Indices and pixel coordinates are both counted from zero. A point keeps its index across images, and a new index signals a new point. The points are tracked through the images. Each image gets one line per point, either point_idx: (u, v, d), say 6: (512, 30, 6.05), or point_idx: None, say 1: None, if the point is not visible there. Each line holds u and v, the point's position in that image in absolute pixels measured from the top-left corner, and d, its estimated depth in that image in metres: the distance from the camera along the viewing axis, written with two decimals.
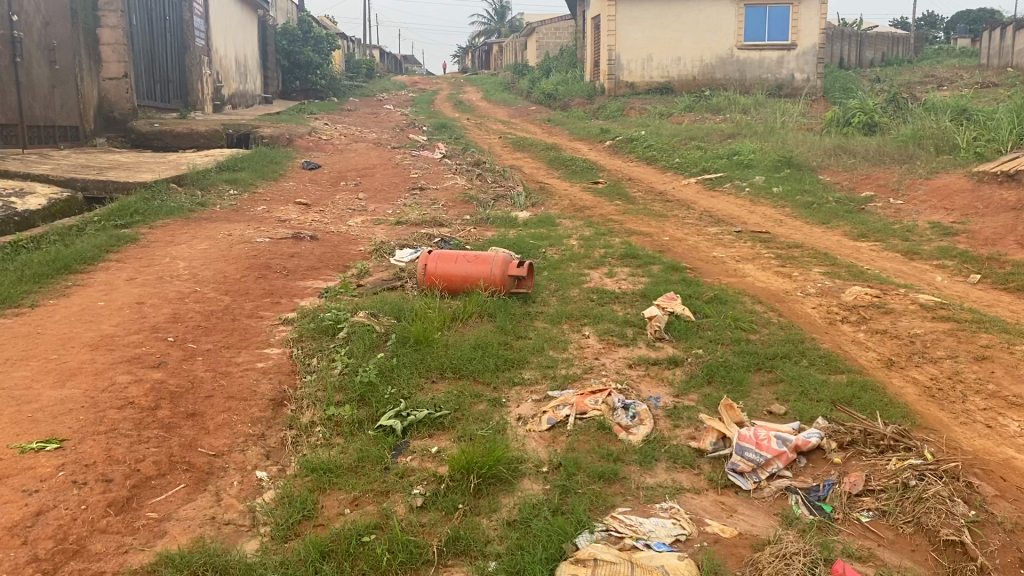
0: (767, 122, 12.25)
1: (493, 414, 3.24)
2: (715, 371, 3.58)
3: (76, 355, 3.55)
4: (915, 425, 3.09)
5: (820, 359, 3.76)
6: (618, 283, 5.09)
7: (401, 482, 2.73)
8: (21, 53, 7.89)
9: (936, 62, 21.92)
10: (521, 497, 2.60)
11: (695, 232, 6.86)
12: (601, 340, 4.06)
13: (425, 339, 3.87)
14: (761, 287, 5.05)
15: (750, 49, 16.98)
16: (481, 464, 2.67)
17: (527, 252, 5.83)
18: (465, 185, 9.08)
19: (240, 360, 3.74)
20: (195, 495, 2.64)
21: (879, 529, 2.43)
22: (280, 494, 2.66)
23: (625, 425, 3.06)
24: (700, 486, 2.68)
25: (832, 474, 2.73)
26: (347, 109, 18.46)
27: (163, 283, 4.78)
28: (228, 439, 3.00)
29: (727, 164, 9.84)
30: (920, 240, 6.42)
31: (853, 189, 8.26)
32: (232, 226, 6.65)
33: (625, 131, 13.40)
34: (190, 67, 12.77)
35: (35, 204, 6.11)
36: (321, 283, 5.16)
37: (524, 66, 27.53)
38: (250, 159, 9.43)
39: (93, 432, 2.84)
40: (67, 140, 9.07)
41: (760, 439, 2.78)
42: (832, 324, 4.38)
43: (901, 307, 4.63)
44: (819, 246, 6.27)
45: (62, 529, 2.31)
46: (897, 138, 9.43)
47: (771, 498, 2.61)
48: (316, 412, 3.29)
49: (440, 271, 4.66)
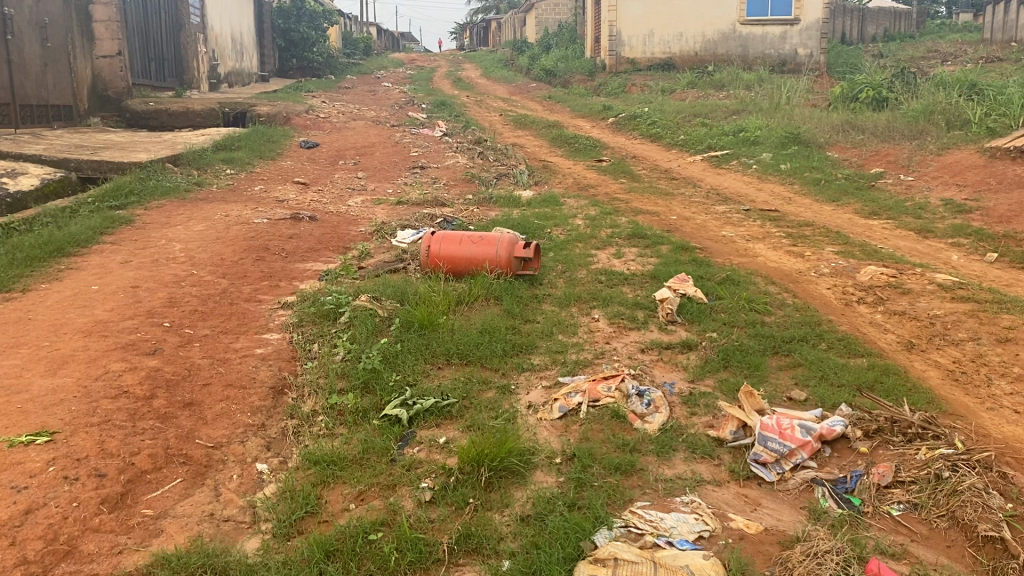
0: (771, 98, 12.04)
1: (503, 401, 3.11)
2: (731, 355, 3.46)
3: (69, 342, 3.42)
4: (942, 411, 2.97)
5: (839, 343, 3.63)
6: (627, 264, 4.95)
7: (409, 474, 2.61)
8: (12, 30, 7.73)
9: (940, 37, 21.54)
10: (535, 490, 2.48)
11: (703, 211, 6.72)
12: (612, 323, 3.93)
13: (429, 323, 3.75)
14: (774, 267, 4.91)
15: (753, 24, 16.66)
16: (492, 455, 2.55)
17: (532, 232, 5.70)
18: (466, 163, 8.94)
19: (238, 345, 3.62)
20: (193, 490, 2.52)
21: (912, 523, 2.31)
22: (281, 489, 2.55)
23: (639, 413, 2.93)
24: (721, 478, 2.56)
25: (860, 465, 2.61)
26: (345, 88, 18.28)
27: (158, 266, 4.65)
28: (227, 430, 2.88)
29: (732, 141, 9.68)
30: (933, 218, 6.29)
31: (862, 166, 8.12)
32: (229, 206, 6.51)
33: (628, 107, 13.25)
34: (185, 44, 12.59)
35: (28, 185, 5.99)
36: (321, 265, 5.03)
37: (523, 41, 27.24)
38: (246, 137, 9.27)
39: (85, 424, 2.72)
40: (61, 120, 8.92)
41: (784, 428, 2.64)
42: (848, 305, 4.25)
43: (919, 287, 4.49)
44: (831, 225, 6.13)
45: (52, 529, 2.19)
46: (907, 113, 9.23)
47: (796, 491, 2.49)
48: (318, 399, 3.18)
49: (443, 252, 4.52)
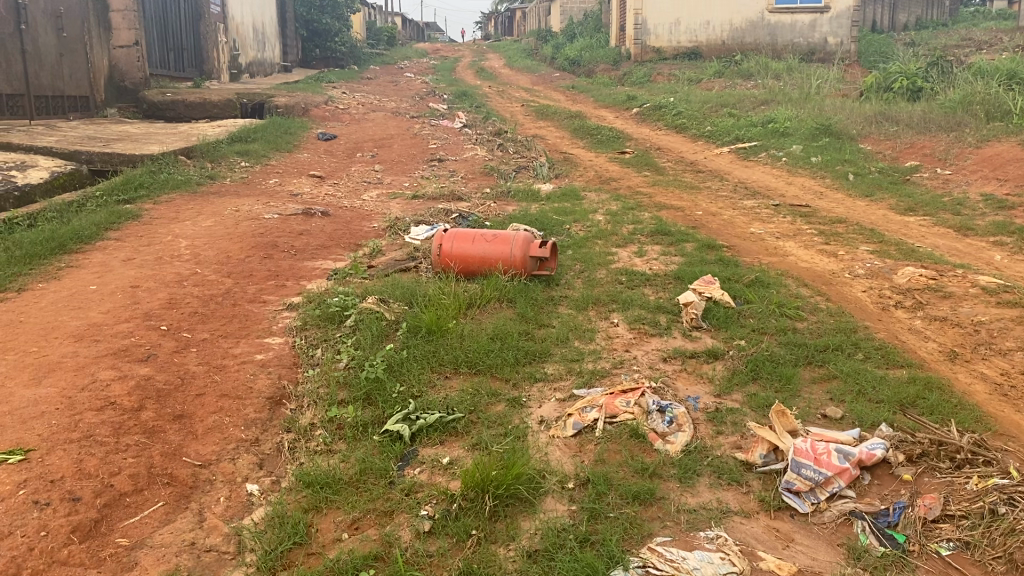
0: (801, 87, 11.67)
1: (513, 416, 2.90)
2: (761, 366, 3.22)
3: (59, 348, 3.25)
4: (992, 432, 2.71)
5: (877, 353, 3.38)
6: (649, 263, 4.72)
7: (408, 500, 2.40)
8: (26, 20, 7.61)
9: (973, 25, 20.98)
10: (545, 520, 2.26)
11: (730, 205, 6.46)
12: (632, 329, 3.70)
13: (438, 328, 3.54)
14: (805, 267, 4.65)
15: (782, 12, 16.20)
16: (498, 482, 2.34)
17: (551, 228, 5.48)
18: (485, 156, 8.72)
19: (237, 351, 3.43)
20: (175, 515, 2.33)
21: (964, 565, 2.07)
22: (270, 514, 2.35)
23: (661, 432, 2.70)
24: (750, 508, 2.33)
25: (903, 494, 2.36)
26: (368, 78, 18.15)
27: (162, 264, 4.48)
28: (218, 446, 2.69)
29: (761, 132, 9.38)
30: (973, 214, 5.98)
31: (896, 158, 7.81)
32: (241, 201, 6.35)
33: (653, 97, 12.96)
34: (205, 34, 12.46)
35: (37, 177, 5.87)
36: (330, 264, 4.84)
37: (547, 31, 26.89)
38: (262, 129, 9.10)
39: (65, 440, 2.54)
40: (77, 111, 8.79)
41: (819, 454, 2.41)
42: (885, 309, 3.99)
43: (961, 291, 4.21)
44: (864, 221, 5.85)
45: (15, 562, 2.01)
46: (944, 104, 8.85)
47: (833, 525, 2.26)
48: (317, 412, 2.98)
49: (456, 251, 4.30)
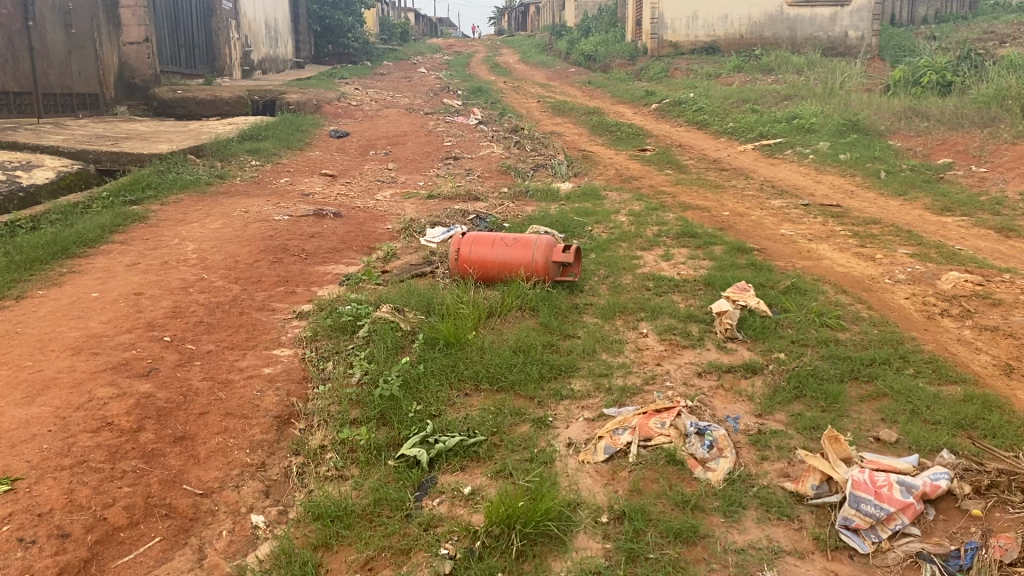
0: (825, 82, 11.40)
1: (539, 438, 2.69)
2: (804, 382, 2.99)
3: (54, 362, 3.05)
4: None
5: (927, 367, 3.14)
6: (676, 268, 4.49)
7: (426, 536, 2.19)
8: (33, 16, 7.44)
9: (996, 17, 20.53)
10: (577, 561, 2.05)
11: (757, 206, 6.22)
12: (663, 340, 3.48)
13: (456, 340, 3.33)
14: (842, 272, 4.42)
15: (801, 5, 15.87)
16: (526, 518, 2.13)
17: (572, 230, 5.27)
18: (502, 154, 8.52)
19: (244, 364, 3.23)
20: (173, 552, 2.14)
21: None
22: (276, 551, 2.16)
23: (701, 457, 2.48)
24: (804, 547, 2.11)
25: (974, 533, 2.12)
26: (380, 74, 17.94)
27: (167, 269, 4.29)
28: (220, 472, 2.49)
29: (786, 129, 9.12)
30: (1013, 215, 5.71)
31: (928, 155, 7.55)
32: (252, 201, 6.15)
33: (672, 93, 12.70)
34: (216, 30, 12.28)
35: (42, 178, 5.69)
36: (343, 268, 4.64)
37: (561, 27, 26.63)
38: (274, 127, 8.92)
39: (55, 467, 2.34)
40: (86, 109, 8.64)
41: (879, 487, 2.18)
42: (931, 318, 3.75)
43: (1011, 298, 3.96)
44: (900, 221, 5.60)
45: None
46: (976, 99, 8.56)
47: (897, 568, 2.04)
48: (328, 432, 2.77)
49: (474, 256, 4.11)
